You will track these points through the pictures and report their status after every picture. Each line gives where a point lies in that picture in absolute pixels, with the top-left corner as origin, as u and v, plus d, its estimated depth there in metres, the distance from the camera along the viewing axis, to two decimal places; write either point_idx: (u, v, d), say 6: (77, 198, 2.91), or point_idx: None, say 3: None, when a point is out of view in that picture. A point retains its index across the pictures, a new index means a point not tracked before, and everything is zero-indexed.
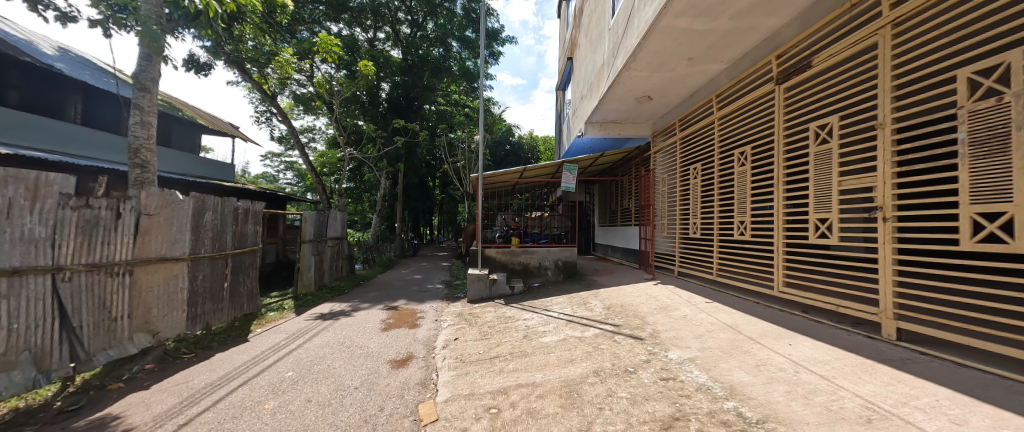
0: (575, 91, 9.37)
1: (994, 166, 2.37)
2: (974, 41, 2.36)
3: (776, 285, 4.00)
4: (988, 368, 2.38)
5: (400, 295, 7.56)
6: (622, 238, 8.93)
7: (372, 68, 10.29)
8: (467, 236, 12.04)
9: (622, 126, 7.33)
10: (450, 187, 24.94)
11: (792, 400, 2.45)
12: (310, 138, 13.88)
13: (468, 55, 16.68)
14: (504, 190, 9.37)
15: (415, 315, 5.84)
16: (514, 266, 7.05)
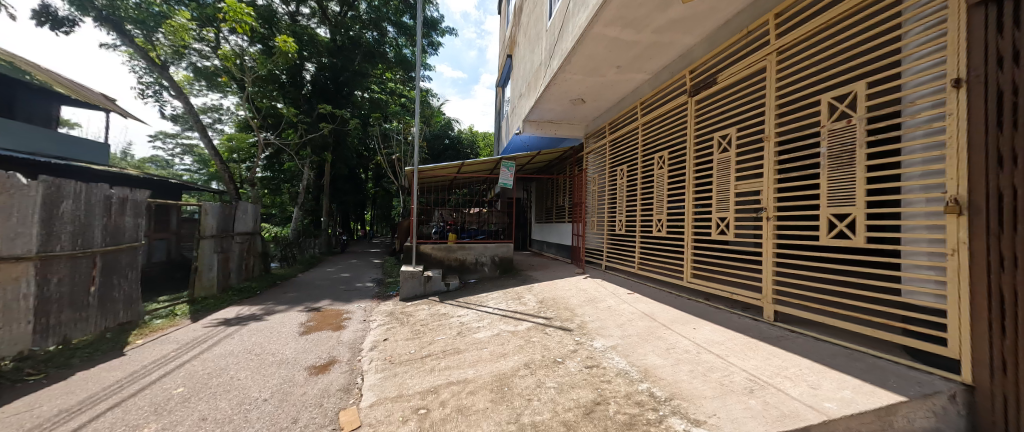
0: (514, 88, 9.46)
1: (845, 175, 2.88)
2: (835, 71, 2.85)
3: (685, 276, 4.43)
4: (835, 341, 2.93)
5: (324, 295, 6.97)
6: (556, 234, 9.32)
7: (292, 45, 9.37)
8: (401, 232, 11.56)
9: (559, 126, 7.60)
10: (384, 180, 23.63)
11: (694, 378, 2.78)
12: (214, 119, 12.08)
13: (405, 43, 15.97)
14: (445, 183, 9.64)
15: (340, 317, 5.43)
16: (450, 263, 6.94)
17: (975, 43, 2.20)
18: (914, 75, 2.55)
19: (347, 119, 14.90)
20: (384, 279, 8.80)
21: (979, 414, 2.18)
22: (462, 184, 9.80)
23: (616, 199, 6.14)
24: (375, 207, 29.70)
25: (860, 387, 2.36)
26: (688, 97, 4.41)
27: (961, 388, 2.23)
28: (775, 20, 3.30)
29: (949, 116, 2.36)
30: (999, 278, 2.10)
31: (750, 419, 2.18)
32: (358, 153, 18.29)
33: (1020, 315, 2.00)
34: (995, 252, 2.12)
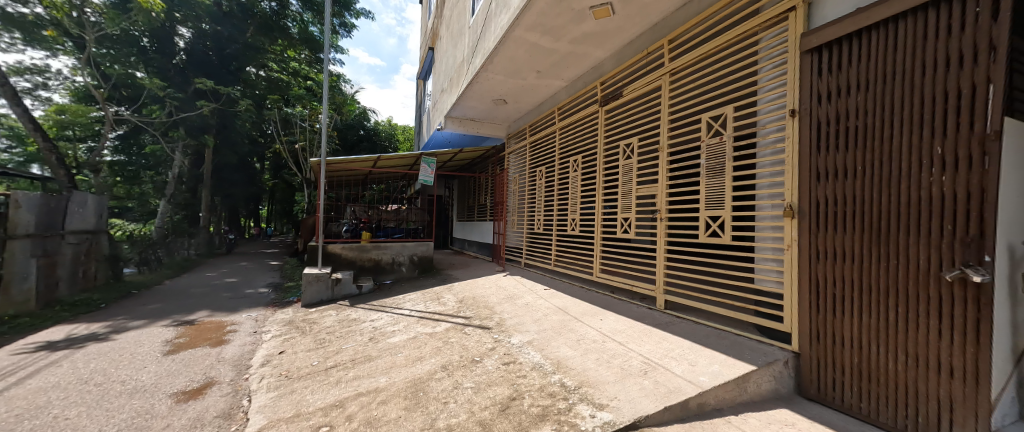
0: (436, 81, 9.19)
1: (717, 183, 3.33)
2: (712, 95, 3.33)
3: (594, 271, 4.78)
4: (708, 324, 3.46)
5: (201, 306, 5.87)
6: (478, 232, 9.39)
7: (156, 3, 7.94)
8: (306, 230, 10.47)
9: (481, 125, 7.70)
10: (285, 171, 21.06)
11: (599, 365, 3.04)
12: (33, 83, 9.20)
13: (312, 20, 14.41)
14: (360, 177, 8.98)
15: (223, 330, 4.64)
16: (364, 263, 6.50)
17: (804, 82, 2.78)
18: (766, 103, 3.11)
19: (234, 98, 12.72)
20: (283, 284, 7.79)
21: (802, 374, 2.79)
22: (379, 178, 9.29)
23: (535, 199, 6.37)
24: (276, 202, 26.06)
25: (725, 361, 2.84)
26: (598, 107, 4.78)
27: (792, 356, 2.81)
28: (669, 46, 3.78)
29: (787, 139, 2.94)
30: (817, 268, 2.70)
31: (644, 399, 2.50)
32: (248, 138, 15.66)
33: (828, 296, 2.63)
34: (812, 247, 2.74)
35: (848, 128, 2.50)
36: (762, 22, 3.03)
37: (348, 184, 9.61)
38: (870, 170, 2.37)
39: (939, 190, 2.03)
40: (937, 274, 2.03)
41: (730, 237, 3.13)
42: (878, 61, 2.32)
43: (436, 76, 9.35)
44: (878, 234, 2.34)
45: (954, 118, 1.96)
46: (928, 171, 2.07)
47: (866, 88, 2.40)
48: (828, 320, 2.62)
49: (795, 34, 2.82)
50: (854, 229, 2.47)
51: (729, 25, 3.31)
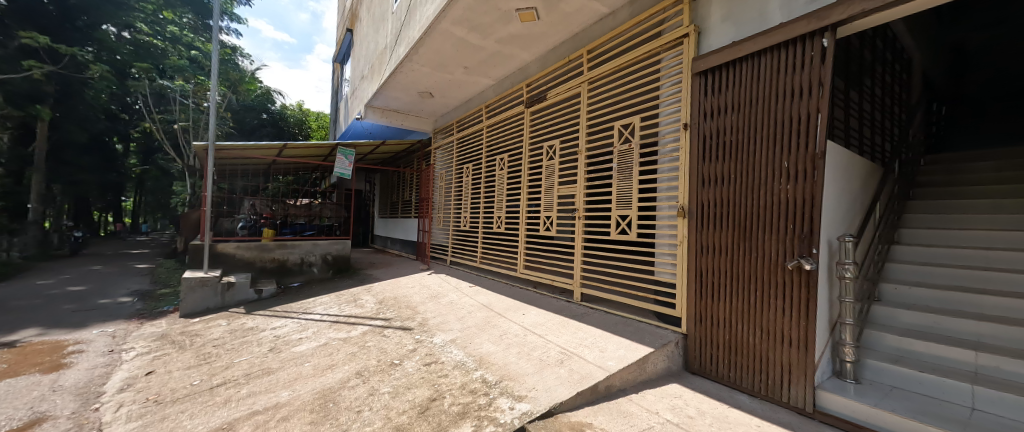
0: (355, 67, 8.60)
1: (625, 185, 3.65)
2: (622, 106, 3.65)
3: (518, 267, 4.91)
4: (617, 313, 3.80)
5: (27, 323, 4.59)
6: (402, 230, 9.11)
7: None
8: (189, 226, 8.97)
9: (404, 117, 7.38)
10: (160, 156, 17.57)
11: (520, 358, 3.14)
12: None
13: None
14: (262, 167, 8.04)
15: (61, 351, 3.69)
16: (264, 264, 5.97)
17: (693, 100, 3.21)
18: (665, 116, 3.51)
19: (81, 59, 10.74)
20: (155, 292, 6.46)
21: (689, 352, 3.23)
22: (286, 170, 8.45)
23: (462, 196, 6.33)
24: (146, 193, 21.42)
25: (630, 345, 3.16)
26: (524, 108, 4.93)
27: (681, 337, 3.24)
28: (587, 56, 4.04)
29: (679, 148, 3.36)
30: (699, 261, 3.15)
31: (560, 386, 2.66)
32: (99, 107, 12.50)
33: (707, 284, 3.09)
34: (695, 243, 3.19)
35: (725, 142, 2.98)
36: (663, 44, 3.39)
37: (246, 174, 8.48)
38: (739, 178, 2.87)
39: (787, 196, 2.57)
40: (784, 263, 2.59)
41: (636, 234, 3.45)
42: (748, 89, 2.83)
43: (354, 61, 8.74)
44: (744, 232, 2.84)
45: (798, 140, 2.50)
46: (781, 182, 2.61)
47: (738, 110, 2.89)
48: (707, 304, 3.09)
49: (688, 58, 3.22)
50: (727, 227, 2.95)
51: (636, 43, 3.66)
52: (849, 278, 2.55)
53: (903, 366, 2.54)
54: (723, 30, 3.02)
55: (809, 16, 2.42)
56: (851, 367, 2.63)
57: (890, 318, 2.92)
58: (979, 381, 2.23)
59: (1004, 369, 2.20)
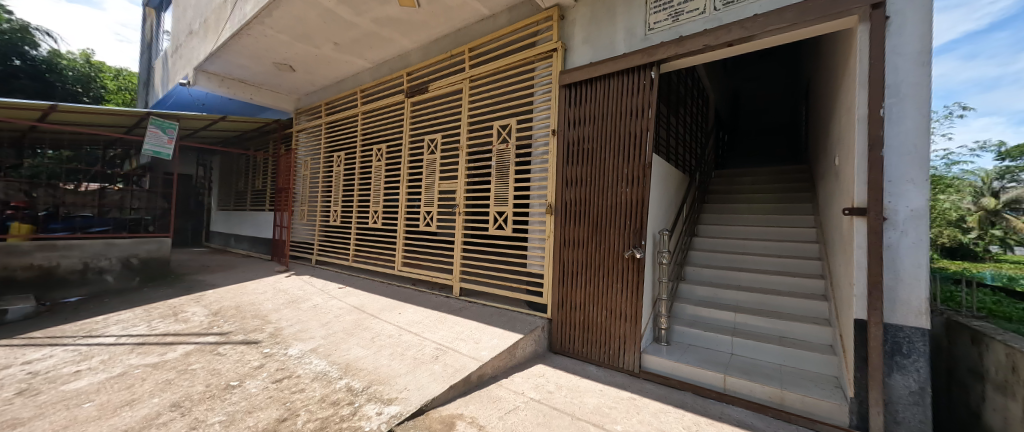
0: (178, 19, 6.80)
1: (502, 183, 3.84)
2: (500, 107, 3.80)
3: (397, 265, 4.69)
4: (493, 304, 3.98)
5: None
6: (252, 225, 7.73)
7: None
8: None
9: (253, 90, 6.30)
10: None
11: (392, 359, 3.00)
12: None
13: None
14: (8, 135, 5.93)
15: None
16: (16, 273, 4.44)
17: (559, 108, 3.56)
18: (538, 121, 3.78)
19: None
20: None
21: (553, 336, 3.58)
22: (52, 141, 6.47)
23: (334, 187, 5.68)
24: None
25: (502, 334, 3.34)
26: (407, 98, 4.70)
27: (546, 322, 3.59)
28: (469, 53, 4.07)
29: (547, 151, 3.69)
30: (561, 253, 3.52)
31: (432, 382, 2.64)
32: None
33: (567, 274, 3.48)
34: (558, 237, 3.54)
35: (583, 149, 3.40)
36: (536, 54, 3.65)
37: None
38: (593, 181, 3.32)
39: (627, 197, 3.12)
40: (623, 253, 3.13)
41: (511, 230, 3.67)
42: (602, 105, 3.30)
43: (177, 10, 6.91)
44: (595, 227, 3.31)
45: (636, 151, 3.07)
46: (624, 185, 3.14)
47: (593, 121, 3.34)
48: (566, 291, 3.49)
49: (557, 70, 3.55)
50: (583, 223, 3.37)
51: (513, 49, 3.85)
52: (665, 263, 3.24)
53: (696, 327, 3.35)
54: (583, 51, 3.45)
55: (643, 51, 3.06)
56: (664, 333, 3.33)
57: (690, 292, 3.79)
58: (736, 333, 3.17)
59: (750, 323, 3.22)
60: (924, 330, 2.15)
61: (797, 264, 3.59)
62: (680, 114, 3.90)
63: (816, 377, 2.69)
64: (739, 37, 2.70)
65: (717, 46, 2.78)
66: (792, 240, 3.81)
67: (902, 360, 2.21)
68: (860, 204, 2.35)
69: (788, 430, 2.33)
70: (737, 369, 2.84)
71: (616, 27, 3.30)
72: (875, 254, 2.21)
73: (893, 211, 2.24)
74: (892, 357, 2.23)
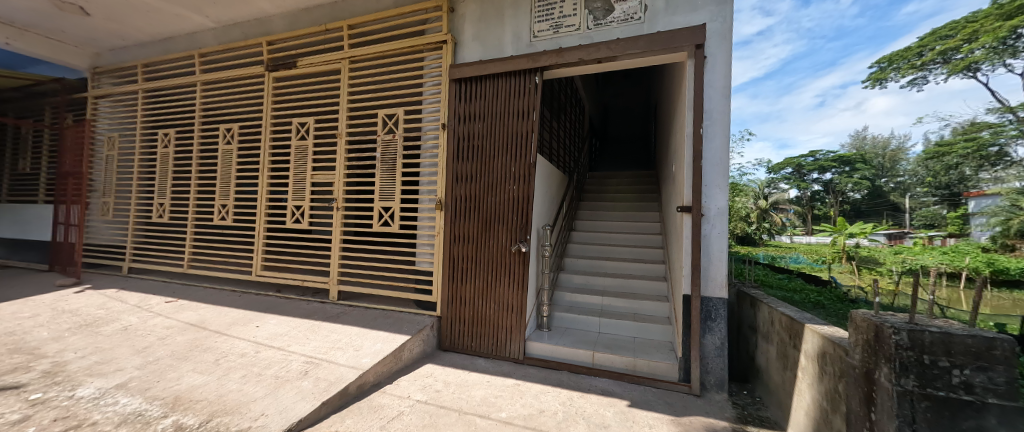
0: None
1: (387, 177, 3.60)
2: (386, 94, 3.56)
3: (255, 270, 4.03)
4: (378, 307, 3.75)
5: None
6: (10, 223, 5.54)
7: None
8: None
9: (15, 32, 4.50)
10: None
11: (244, 383, 2.48)
12: None
13: None
14: None
15: None
16: None
17: (449, 102, 3.49)
18: (428, 113, 3.64)
19: None
20: None
21: (442, 333, 3.53)
22: None
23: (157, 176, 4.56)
24: None
25: (387, 337, 3.14)
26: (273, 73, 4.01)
27: (435, 320, 3.52)
28: (348, 30, 3.68)
29: (437, 145, 3.60)
30: (452, 249, 3.48)
31: (298, 402, 2.28)
32: None
33: (457, 270, 3.47)
34: (448, 233, 3.49)
35: (472, 145, 3.41)
36: (425, 43, 3.52)
37: None
38: (482, 178, 3.37)
39: (514, 194, 3.26)
40: (510, 247, 3.27)
41: (398, 226, 3.47)
42: (491, 104, 3.37)
43: None
44: (483, 222, 3.37)
45: (522, 151, 3.24)
46: (511, 182, 3.27)
47: (482, 119, 3.38)
48: (456, 287, 3.48)
49: (446, 63, 3.49)
50: (472, 219, 3.40)
51: (399, 33, 3.62)
52: (547, 255, 3.53)
53: (573, 312, 3.73)
54: (473, 47, 3.47)
55: (528, 56, 3.23)
56: (546, 320, 3.61)
57: (568, 280, 4.21)
58: (603, 314, 3.65)
59: (614, 304, 3.76)
60: (724, 299, 2.84)
61: (647, 253, 4.35)
62: (561, 120, 4.29)
63: (657, 344, 3.30)
64: (606, 55, 3.06)
65: (589, 61, 3.10)
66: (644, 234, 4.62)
67: (711, 324, 2.88)
68: (687, 204, 2.93)
69: (638, 392, 2.78)
70: (602, 346, 3.27)
71: (504, 29, 3.41)
72: (695, 243, 2.81)
73: (707, 209, 2.89)
74: (705, 322, 2.88)
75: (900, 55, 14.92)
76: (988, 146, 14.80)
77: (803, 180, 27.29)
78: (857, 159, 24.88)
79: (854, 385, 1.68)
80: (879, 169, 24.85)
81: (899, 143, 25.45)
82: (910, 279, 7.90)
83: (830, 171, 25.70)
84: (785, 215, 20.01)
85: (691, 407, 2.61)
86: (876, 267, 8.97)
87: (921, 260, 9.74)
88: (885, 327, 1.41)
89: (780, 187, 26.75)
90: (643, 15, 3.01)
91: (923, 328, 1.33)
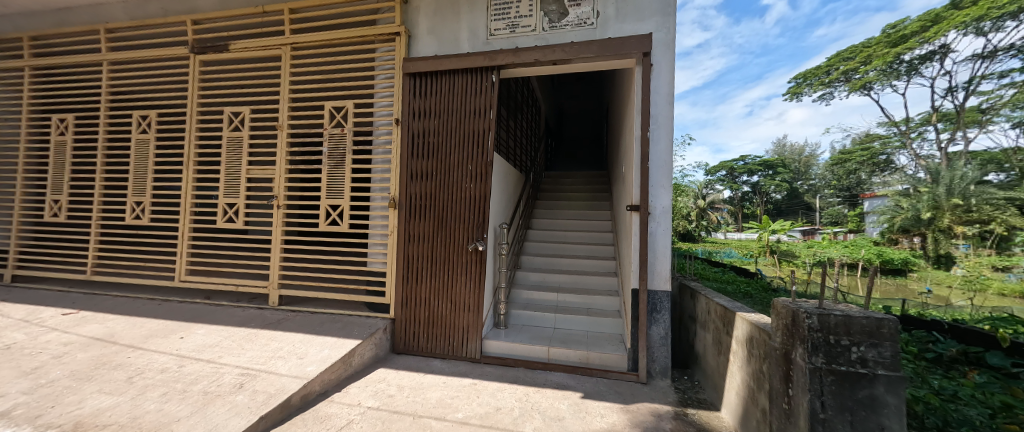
0: None
1: (334, 174, 3.40)
2: (334, 86, 3.37)
3: (178, 276, 3.65)
4: (324, 311, 3.56)
5: None
6: None
7: None
8: None
9: None
10: None
11: (164, 402, 2.14)
12: None
13: None
14: None
15: None
16: None
17: (403, 97, 3.37)
18: (380, 107, 3.49)
19: None
20: None
21: (395, 336, 3.42)
22: None
23: (49, 168, 3.97)
24: None
25: (335, 343, 2.98)
26: (200, 57, 3.62)
27: (388, 323, 3.40)
28: (289, 15, 3.42)
29: (390, 141, 3.47)
30: (405, 249, 3.37)
31: (232, 419, 2.03)
32: None
33: (411, 270, 3.37)
34: (402, 232, 3.37)
35: (427, 142, 3.32)
36: (376, 34, 3.39)
37: None
38: (437, 175, 3.30)
39: (470, 192, 3.23)
40: (467, 246, 3.24)
41: (348, 225, 3.29)
42: (447, 100, 3.30)
43: None
44: (439, 221, 3.30)
45: (479, 149, 3.22)
46: (468, 180, 3.24)
47: (438, 115, 3.31)
48: (410, 287, 3.38)
49: (399, 56, 3.37)
50: (428, 217, 3.32)
51: (347, 21, 3.43)
52: (504, 253, 3.55)
53: (529, 309, 3.79)
54: (427, 42, 3.39)
55: (485, 54, 3.21)
56: (503, 318, 3.63)
57: (525, 278, 4.28)
58: (558, 310, 3.76)
59: (568, 300, 3.88)
60: (668, 292, 3.04)
61: (599, 250, 4.54)
62: (517, 120, 4.33)
63: (608, 337, 3.46)
64: (560, 58, 3.13)
65: (545, 62, 3.15)
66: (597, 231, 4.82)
67: (656, 315, 3.06)
68: (636, 203, 3.10)
69: (591, 385, 2.88)
70: (557, 341, 3.35)
71: (460, 25, 3.36)
72: (643, 240, 2.97)
73: (654, 207, 3.07)
74: (651, 314, 3.07)
75: (812, 73, 16.80)
76: (879, 154, 17.99)
77: (735, 181, 29.90)
78: (779, 164, 27.78)
79: (776, 365, 1.87)
80: (797, 173, 27.92)
81: (812, 150, 28.84)
82: (817, 270, 9.02)
83: (757, 174, 28.66)
84: (720, 214, 21.75)
85: (638, 394, 2.77)
86: (792, 260, 10.13)
87: (826, 254, 11.17)
88: (799, 312, 1.57)
89: (716, 188, 29.23)
90: (595, 21, 3.12)
91: (829, 312, 1.50)
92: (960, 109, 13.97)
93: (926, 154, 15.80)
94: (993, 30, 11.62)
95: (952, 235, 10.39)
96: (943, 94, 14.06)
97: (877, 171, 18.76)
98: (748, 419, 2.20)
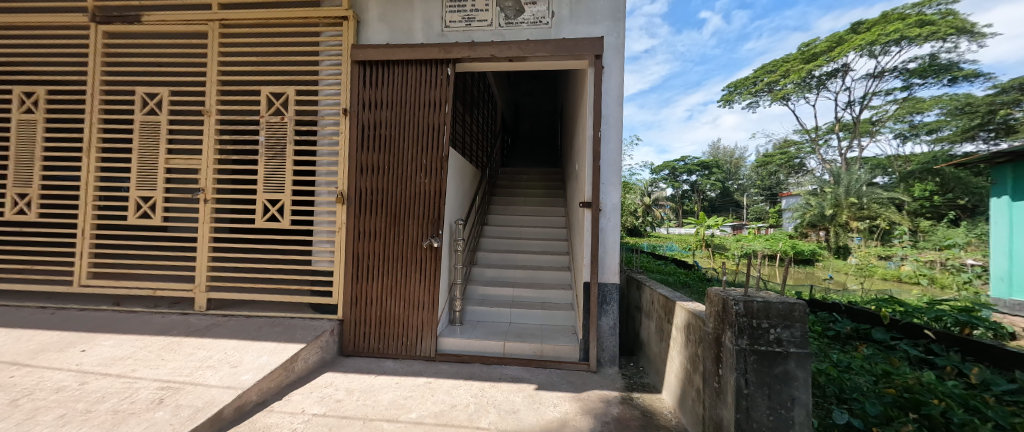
0: None
1: (273, 167, 3.15)
2: (272, 70, 3.12)
3: (77, 280, 3.17)
4: (261, 315, 3.30)
5: None
6: None
7: None
8: None
9: None
10: None
11: (60, 426, 1.83)
12: None
13: None
14: None
15: None
16: None
17: (352, 86, 3.19)
18: (326, 95, 3.28)
19: None
20: None
21: (344, 338, 3.26)
22: None
23: None
24: None
25: (275, 348, 2.77)
26: (104, 27, 3.15)
27: (336, 324, 3.24)
28: None
29: (337, 132, 3.28)
30: (355, 246, 3.22)
31: None
32: None
33: (362, 268, 3.22)
34: (350, 228, 3.21)
35: (379, 135, 3.18)
36: (321, 17, 3.18)
37: None
38: (390, 170, 3.18)
39: (425, 188, 3.16)
40: (421, 242, 3.16)
41: (289, 222, 3.07)
42: (400, 91, 3.18)
43: None
44: (392, 217, 3.19)
45: (434, 144, 3.15)
46: (423, 175, 3.15)
47: (390, 107, 3.18)
48: (360, 286, 3.24)
49: (347, 43, 3.18)
50: (380, 213, 3.19)
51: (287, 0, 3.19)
52: (460, 250, 3.52)
53: (485, 305, 3.80)
54: (378, 29, 3.24)
55: (440, 46, 3.14)
56: (458, 314, 3.61)
57: (481, 274, 4.29)
58: (513, 305, 3.81)
59: (524, 294, 3.96)
60: (616, 284, 3.21)
61: (554, 245, 4.67)
62: (474, 114, 4.29)
63: (561, 329, 3.59)
64: (517, 55, 3.14)
65: (501, 58, 3.15)
66: (552, 227, 4.95)
67: (606, 307, 3.23)
68: (588, 200, 3.21)
69: (545, 376, 2.97)
70: (512, 336, 3.41)
71: (414, 14, 3.25)
72: (594, 234, 3.11)
73: (604, 204, 3.22)
74: (601, 306, 3.22)
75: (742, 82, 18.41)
76: (794, 158, 20.37)
77: (677, 180, 32.15)
78: (714, 165, 30.30)
79: (708, 348, 2.05)
80: (729, 173, 30.67)
81: (741, 153, 31.89)
82: (742, 261, 10.04)
83: (695, 174, 31.12)
84: (664, 211, 23.20)
85: (589, 383, 2.91)
86: (722, 253, 11.15)
87: (751, 247, 12.45)
88: (728, 299, 1.74)
89: (660, 186, 31.21)
90: (550, 21, 3.17)
91: (752, 299, 1.67)
92: (856, 120, 16.16)
93: (830, 159, 18.21)
94: (881, 54, 13.58)
95: (848, 229, 12.08)
96: (844, 107, 16.23)
97: (794, 173, 21.23)
98: (685, 399, 2.40)
